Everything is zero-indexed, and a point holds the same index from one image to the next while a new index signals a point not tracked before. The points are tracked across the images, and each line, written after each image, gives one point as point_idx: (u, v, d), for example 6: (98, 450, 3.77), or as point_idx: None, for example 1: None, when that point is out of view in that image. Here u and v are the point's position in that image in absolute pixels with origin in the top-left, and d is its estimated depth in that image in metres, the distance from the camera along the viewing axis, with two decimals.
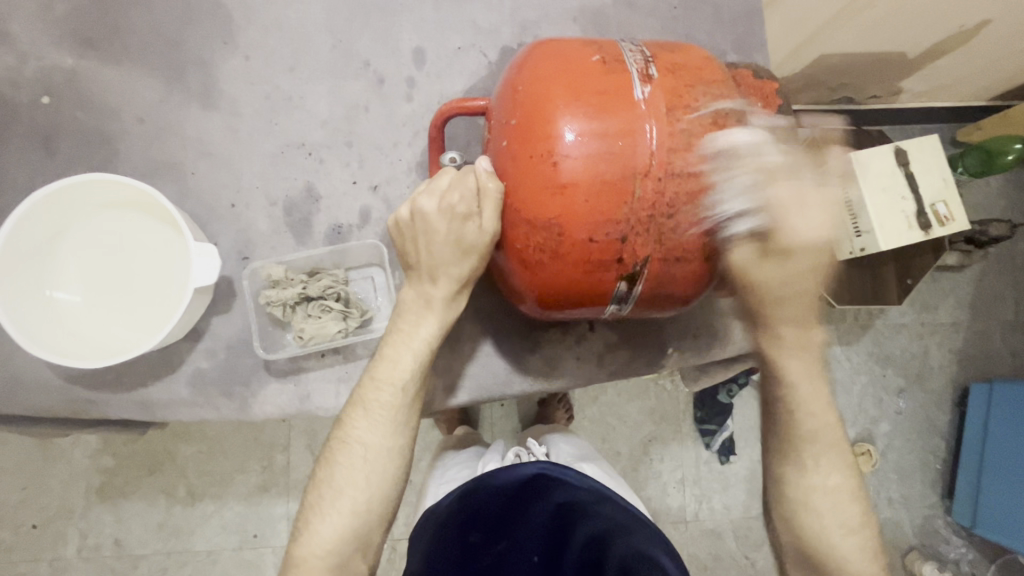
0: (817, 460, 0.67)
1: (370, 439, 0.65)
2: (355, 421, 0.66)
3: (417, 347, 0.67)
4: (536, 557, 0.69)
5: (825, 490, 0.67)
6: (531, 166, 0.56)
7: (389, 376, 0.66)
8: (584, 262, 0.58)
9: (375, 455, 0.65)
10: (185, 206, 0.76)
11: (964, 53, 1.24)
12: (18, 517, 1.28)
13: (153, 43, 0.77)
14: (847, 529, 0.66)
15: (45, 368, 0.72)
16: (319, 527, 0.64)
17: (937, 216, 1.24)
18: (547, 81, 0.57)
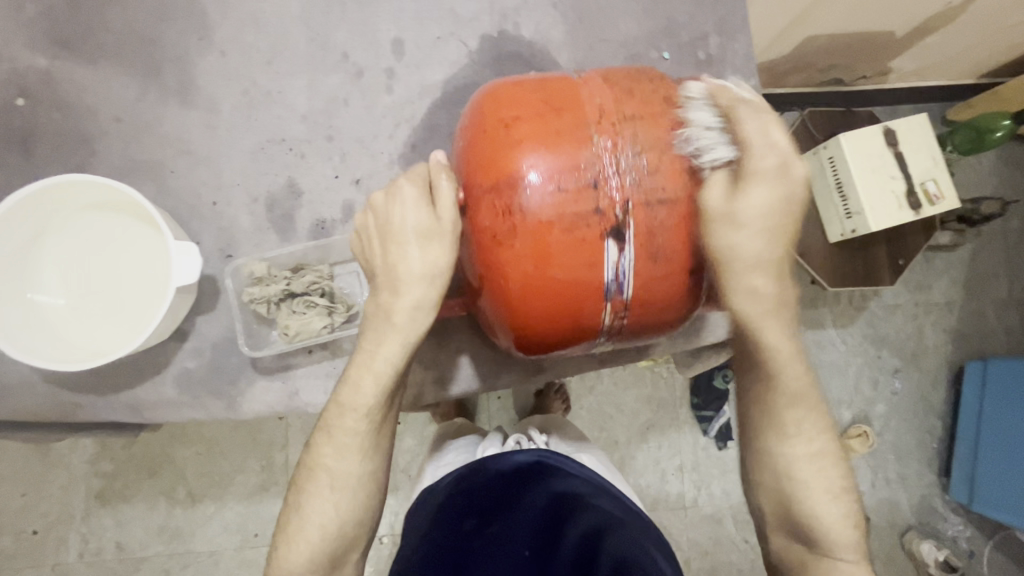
0: (804, 424, 0.67)
1: (336, 467, 0.64)
2: (321, 448, 0.65)
3: (381, 372, 0.64)
4: (528, 551, 0.67)
5: (806, 451, 0.67)
6: (498, 209, 0.57)
7: (353, 405, 0.64)
8: (563, 307, 0.59)
9: (341, 483, 0.65)
10: (166, 205, 0.75)
11: (951, 29, 1.24)
12: (18, 523, 1.28)
13: (127, 41, 0.76)
14: (831, 494, 0.66)
15: (32, 372, 0.72)
16: (292, 554, 0.63)
17: (927, 194, 1.24)
18: (505, 122, 0.58)
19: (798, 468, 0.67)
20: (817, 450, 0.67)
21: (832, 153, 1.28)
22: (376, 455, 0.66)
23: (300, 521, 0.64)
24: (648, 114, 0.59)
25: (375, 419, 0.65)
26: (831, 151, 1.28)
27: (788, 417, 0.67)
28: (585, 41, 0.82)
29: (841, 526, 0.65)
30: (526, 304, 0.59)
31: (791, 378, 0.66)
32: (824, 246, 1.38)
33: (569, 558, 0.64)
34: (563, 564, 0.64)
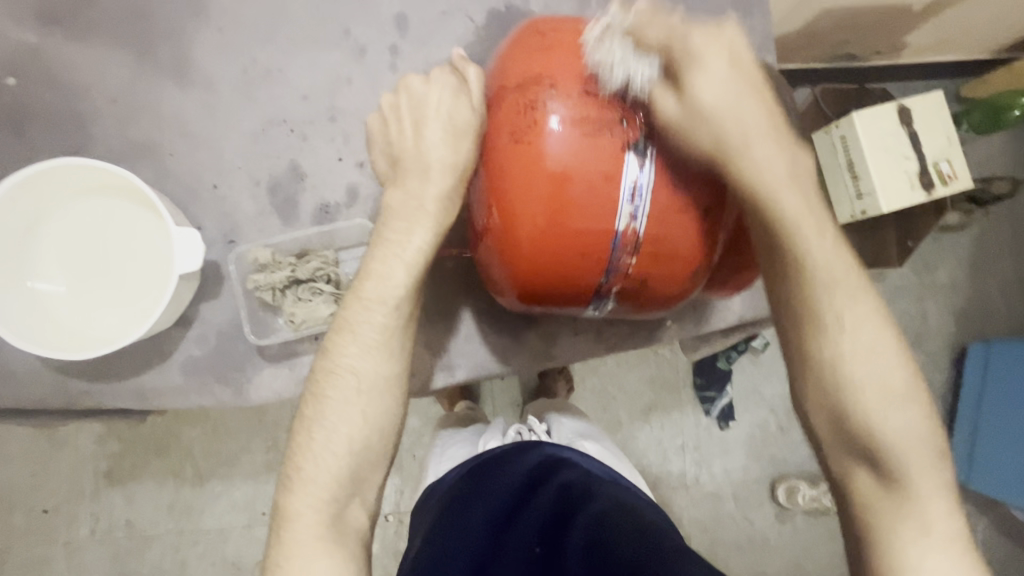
0: (853, 328, 0.55)
1: (359, 369, 0.61)
2: (342, 347, 0.61)
3: (410, 264, 0.62)
4: (537, 549, 0.66)
5: (859, 356, 0.55)
6: (517, 153, 0.56)
7: (379, 295, 0.61)
8: (567, 258, 0.58)
9: (365, 387, 0.61)
10: (165, 189, 0.73)
11: (973, 3, 1.19)
12: (29, 501, 1.30)
13: (120, 16, 0.73)
14: (898, 406, 0.54)
15: (35, 359, 0.71)
16: (313, 471, 0.58)
17: (940, 174, 1.21)
18: (542, 62, 0.57)
19: (867, 376, 0.54)
20: (877, 353, 0.55)
21: (845, 131, 1.25)
22: (401, 359, 0.63)
23: (316, 439, 0.59)
24: (681, 60, 0.58)
25: (405, 315, 0.63)
26: (843, 129, 1.25)
27: (837, 305, 0.55)
28: (596, 15, 0.79)
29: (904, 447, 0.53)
30: (530, 251, 0.58)
31: (823, 264, 0.56)
32: (833, 228, 1.36)
33: (578, 547, 0.64)
34: (573, 549, 0.64)
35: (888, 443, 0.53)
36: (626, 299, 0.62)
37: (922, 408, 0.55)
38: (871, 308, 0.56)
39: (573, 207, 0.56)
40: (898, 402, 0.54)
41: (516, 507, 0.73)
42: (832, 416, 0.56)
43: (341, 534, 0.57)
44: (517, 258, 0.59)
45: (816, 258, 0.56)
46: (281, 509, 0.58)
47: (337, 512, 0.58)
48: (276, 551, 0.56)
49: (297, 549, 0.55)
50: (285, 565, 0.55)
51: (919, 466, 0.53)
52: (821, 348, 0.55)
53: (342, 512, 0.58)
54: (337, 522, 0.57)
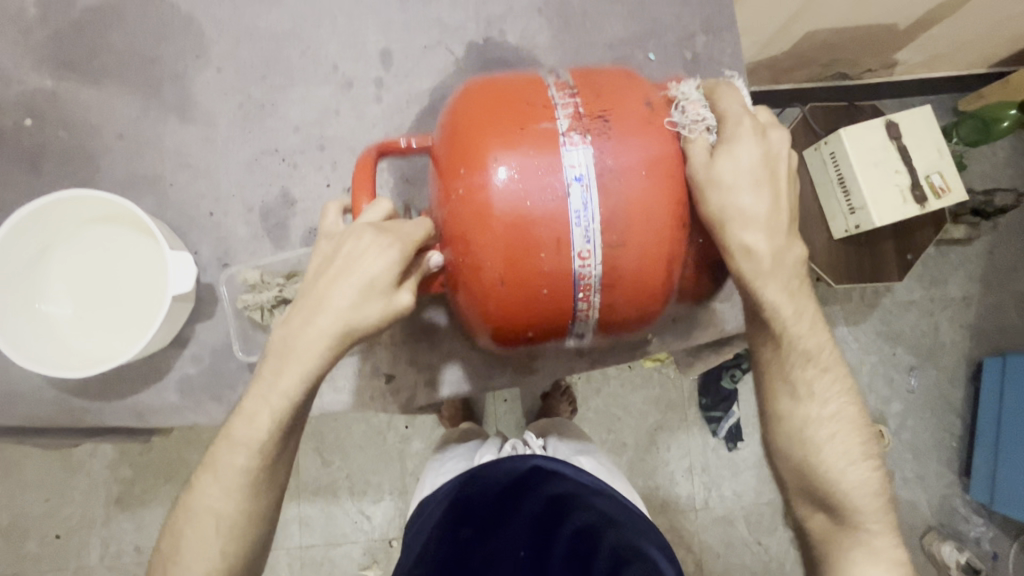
0: (817, 386, 0.66)
1: (217, 504, 0.60)
2: (205, 484, 0.61)
3: (274, 407, 0.60)
4: (523, 552, 0.70)
5: (823, 422, 0.66)
6: (471, 212, 0.59)
7: (240, 438, 0.60)
8: (541, 298, 0.61)
9: (219, 520, 0.60)
10: (166, 217, 0.78)
11: (955, 20, 1.21)
12: (42, 527, 1.33)
13: (128, 61, 0.80)
14: (856, 459, 0.66)
15: (42, 380, 0.75)
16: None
17: (932, 187, 1.21)
18: (479, 124, 0.60)
19: (830, 434, 0.66)
20: (843, 415, 0.66)
21: (833, 147, 1.26)
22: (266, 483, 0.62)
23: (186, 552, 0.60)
24: (606, 97, 0.61)
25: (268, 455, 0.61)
26: (832, 146, 1.27)
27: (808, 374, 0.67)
28: (571, 45, 0.83)
29: (863, 490, 0.65)
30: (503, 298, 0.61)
31: (806, 343, 0.66)
32: (828, 242, 1.36)
33: (561, 558, 0.69)
34: (557, 557, 0.69)
35: (849, 492, 0.64)
36: (601, 328, 0.66)
37: (877, 461, 0.66)
38: (837, 378, 0.67)
39: (532, 250, 0.58)
40: (857, 452, 0.66)
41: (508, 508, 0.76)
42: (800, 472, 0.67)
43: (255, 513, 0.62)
44: (493, 304, 0.61)
45: (799, 339, 0.66)
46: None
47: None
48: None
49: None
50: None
51: (868, 508, 0.64)
52: (791, 409, 0.67)
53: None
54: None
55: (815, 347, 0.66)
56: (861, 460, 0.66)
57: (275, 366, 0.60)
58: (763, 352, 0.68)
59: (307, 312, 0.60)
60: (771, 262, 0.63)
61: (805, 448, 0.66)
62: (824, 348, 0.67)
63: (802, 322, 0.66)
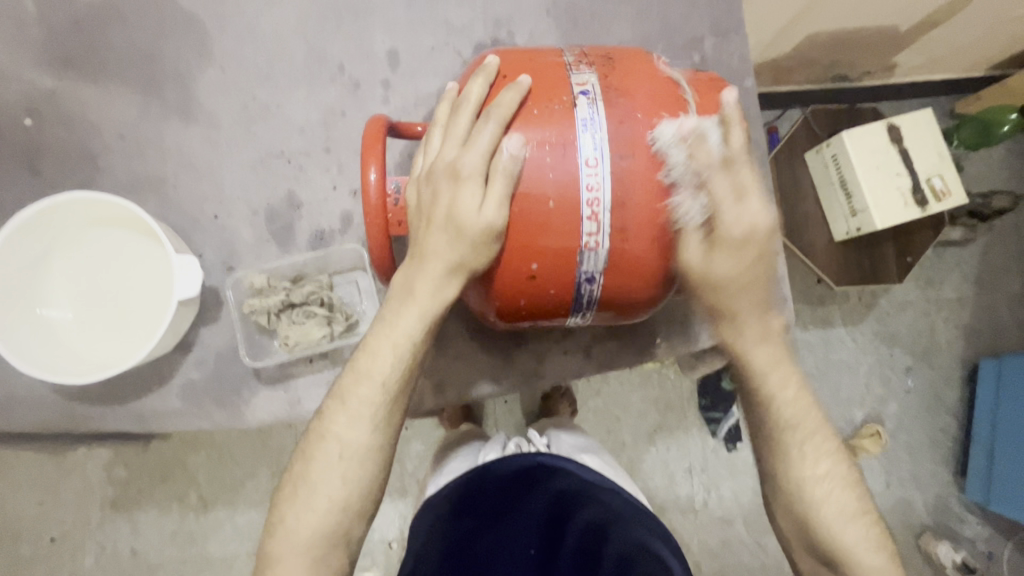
0: (816, 452, 0.65)
1: (345, 437, 0.60)
2: (333, 417, 0.60)
3: (399, 342, 0.60)
4: (532, 550, 0.71)
5: (822, 485, 0.64)
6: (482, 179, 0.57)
7: (371, 371, 0.60)
8: (542, 272, 0.58)
9: (348, 461, 0.60)
10: (168, 219, 0.77)
11: (956, 23, 1.22)
12: (36, 531, 1.31)
13: (130, 60, 0.78)
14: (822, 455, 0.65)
15: (41, 385, 0.74)
16: (294, 528, 0.59)
17: (933, 190, 1.22)
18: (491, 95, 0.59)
19: (828, 497, 0.64)
20: (836, 479, 0.64)
21: (835, 150, 1.27)
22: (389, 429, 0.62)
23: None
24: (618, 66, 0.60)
25: (395, 392, 0.61)
26: (834, 148, 1.27)
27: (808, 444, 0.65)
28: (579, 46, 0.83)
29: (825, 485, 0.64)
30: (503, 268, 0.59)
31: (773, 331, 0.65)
32: (829, 244, 1.36)
33: (572, 550, 0.68)
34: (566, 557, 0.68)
35: (850, 555, 0.62)
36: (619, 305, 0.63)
37: (874, 521, 0.64)
38: (832, 451, 0.65)
39: (541, 223, 0.56)
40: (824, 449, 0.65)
41: (515, 504, 0.77)
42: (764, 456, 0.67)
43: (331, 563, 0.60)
44: (495, 279, 0.60)
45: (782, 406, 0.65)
46: (265, 553, 0.60)
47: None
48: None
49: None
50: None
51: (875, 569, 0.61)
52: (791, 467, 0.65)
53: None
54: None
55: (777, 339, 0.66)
56: (857, 519, 0.63)
57: (396, 303, 0.61)
58: (761, 427, 0.67)
59: (417, 267, 0.60)
60: (760, 333, 0.64)
61: (807, 514, 0.64)
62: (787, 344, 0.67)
63: (790, 383, 0.65)
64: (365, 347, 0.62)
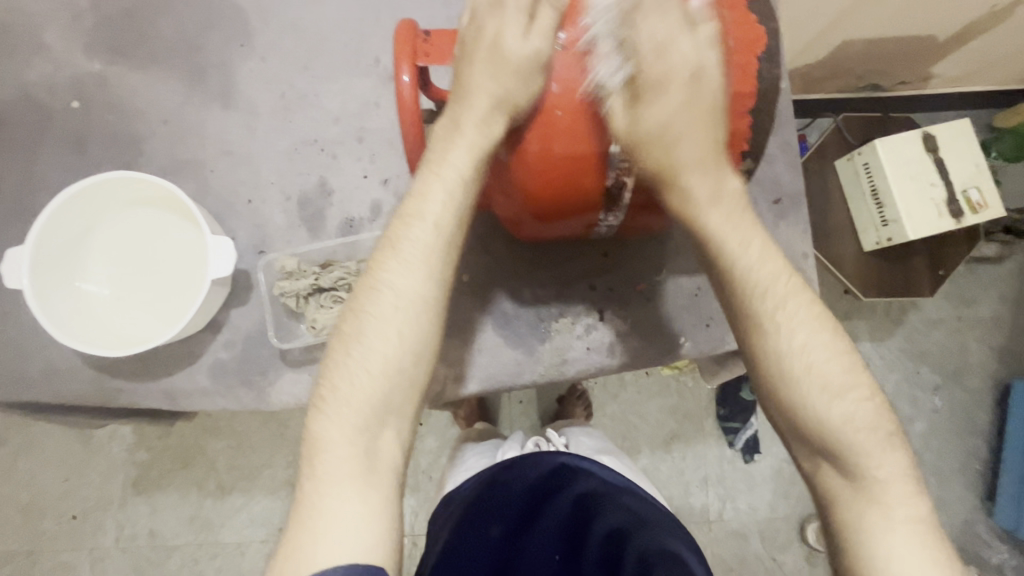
0: (794, 318, 0.57)
1: (399, 284, 0.59)
2: (385, 262, 0.60)
3: (451, 183, 0.59)
4: (557, 556, 0.70)
5: (807, 352, 0.57)
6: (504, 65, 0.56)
7: (422, 212, 0.60)
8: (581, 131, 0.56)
9: (398, 308, 0.59)
10: (205, 202, 0.79)
11: (998, 34, 1.19)
12: (59, 507, 1.34)
13: (175, 47, 0.81)
14: (840, 392, 0.56)
15: (77, 359, 0.76)
16: (344, 389, 0.58)
17: (969, 202, 1.19)
18: None
19: (813, 365, 0.56)
20: (815, 344, 0.57)
21: (868, 158, 1.24)
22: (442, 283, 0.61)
23: (319, 489, 0.54)
24: None
25: (449, 236, 0.60)
26: (866, 156, 1.24)
27: (778, 311, 0.58)
28: None
29: (854, 426, 0.55)
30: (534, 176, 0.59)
31: (761, 271, 0.58)
32: (859, 254, 1.34)
33: (594, 561, 0.67)
34: (589, 563, 0.67)
35: (841, 433, 0.55)
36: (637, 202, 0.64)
37: (869, 391, 0.57)
38: (806, 302, 0.59)
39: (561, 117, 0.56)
40: (840, 385, 0.56)
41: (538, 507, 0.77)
42: (795, 425, 0.58)
43: (373, 480, 0.55)
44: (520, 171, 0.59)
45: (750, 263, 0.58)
46: (310, 432, 0.58)
47: (365, 452, 0.56)
48: (303, 506, 0.54)
49: (311, 521, 0.52)
50: (306, 513, 0.53)
51: (867, 446, 0.55)
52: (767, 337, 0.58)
53: (370, 464, 0.56)
54: (370, 469, 0.55)
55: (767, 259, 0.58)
56: (848, 391, 0.56)
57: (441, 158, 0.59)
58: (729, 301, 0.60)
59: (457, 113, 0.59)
60: (710, 193, 0.58)
61: (791, 398, 0.57)
62: (781, 277, 0.59)
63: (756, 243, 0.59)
64: (413, 194, 0.62)
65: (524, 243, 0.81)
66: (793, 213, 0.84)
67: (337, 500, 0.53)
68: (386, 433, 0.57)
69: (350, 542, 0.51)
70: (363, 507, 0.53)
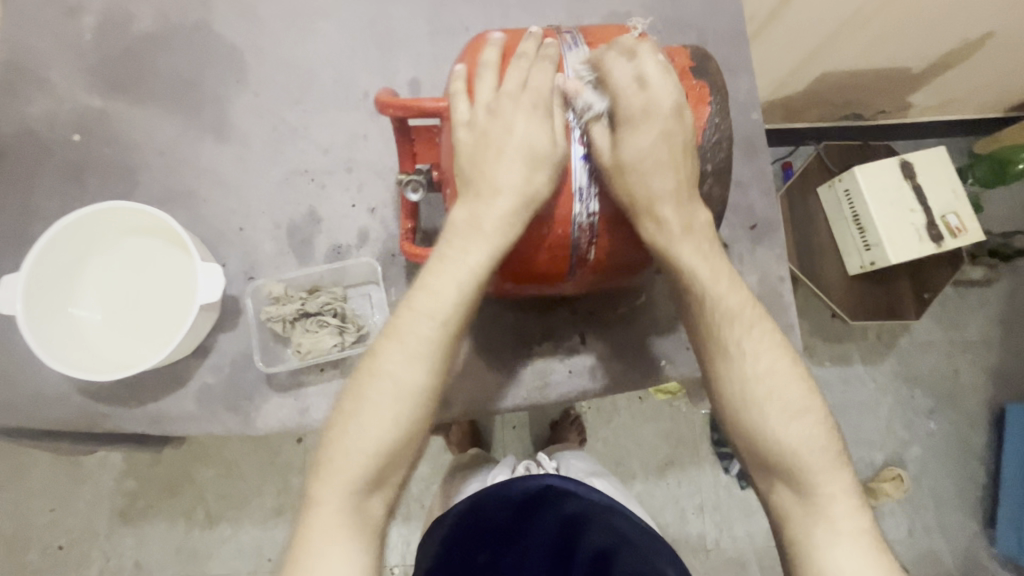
0: (784, 398, 0.59)
1: (401, 373, 0.58)
2: (387, 349, 0.59)
3: (462, 280, 0.60)
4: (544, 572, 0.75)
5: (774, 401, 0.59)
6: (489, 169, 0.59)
7: (425, 281, 0.60)
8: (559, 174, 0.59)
9: (430, 314, 0.59)
10: (197, 231, 0.81)
11: (969, 65, 1.24)
12: (45, 538, 1.32)
13: (172, 83, 0.84)
14: (831, 476, 0.58)
15: (65, 386, 0.77)
16: (347, 438, 0.58)
17: (948, 227, 1.21)
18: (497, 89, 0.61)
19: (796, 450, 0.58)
20: (779, 371, 0.60)
21: (848, 185, 1.27)
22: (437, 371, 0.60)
23: None
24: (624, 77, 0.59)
25: (452, 326, 0.60)
26: (846, 183, 1.27)
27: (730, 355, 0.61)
28: None
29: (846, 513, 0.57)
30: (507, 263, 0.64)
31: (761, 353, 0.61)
32: (843, 278, 1.36)
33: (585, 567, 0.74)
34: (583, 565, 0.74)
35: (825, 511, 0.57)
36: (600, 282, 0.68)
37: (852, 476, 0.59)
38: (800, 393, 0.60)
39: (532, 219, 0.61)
40: (833, 469, 0.58)
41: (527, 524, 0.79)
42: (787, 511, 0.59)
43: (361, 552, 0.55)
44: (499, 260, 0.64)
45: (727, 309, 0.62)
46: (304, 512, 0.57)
47: (357, 515, 0.57)
48: None
49: None
50: None
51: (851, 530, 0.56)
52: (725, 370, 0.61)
53: (362, 524, 0.57)
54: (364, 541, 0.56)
55: (767, 366, 0.60)
56: (835, 477, 0.58)
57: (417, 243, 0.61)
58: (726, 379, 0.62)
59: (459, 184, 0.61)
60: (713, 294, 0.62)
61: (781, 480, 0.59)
62: (776, 366, 0.61)
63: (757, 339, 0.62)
64: (427, 272, 0.61)
65: None
66: (771, 237, 0.86)
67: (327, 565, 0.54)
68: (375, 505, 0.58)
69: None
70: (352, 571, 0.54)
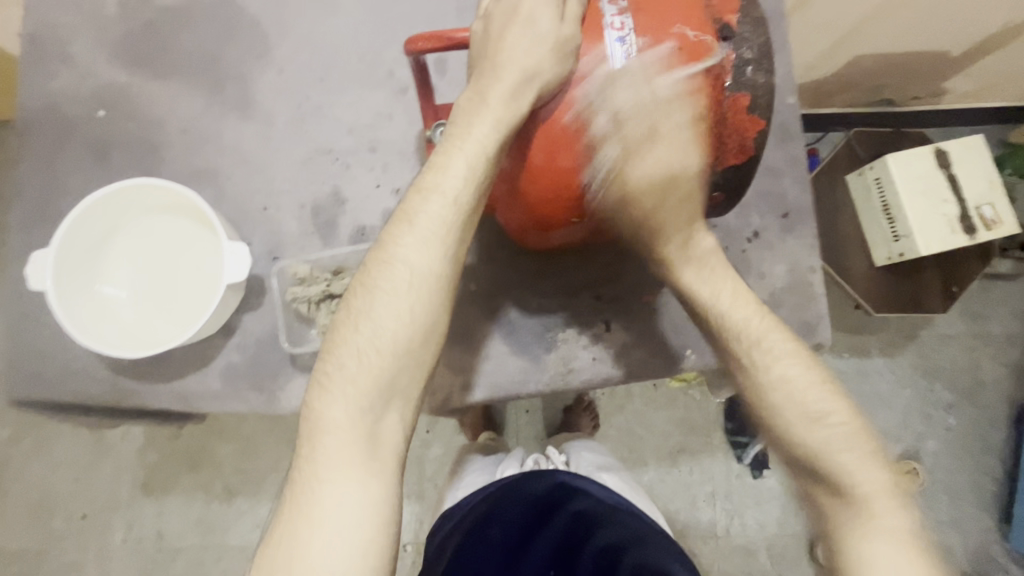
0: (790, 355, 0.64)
1: (413, 259, 0.57)
2: (398, 236, 0.58)
3: (477, 159, 0.57)
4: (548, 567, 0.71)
5: (805, 385, 0.62)
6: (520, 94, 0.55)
7: (439, 185, 0.58)
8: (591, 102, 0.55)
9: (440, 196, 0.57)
10: (221, 209, 0.81)
11: (1011, 51, 1.19)
12: (69, 506, 1.36)
13: (197, 58, 0.83)
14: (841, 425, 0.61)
15: (93, 361, 0.78)
16: (364, 341, 0.56)
17: (982, 219, 1.18)
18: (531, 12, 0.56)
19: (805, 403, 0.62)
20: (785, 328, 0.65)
21: (878, 174, 1.23)
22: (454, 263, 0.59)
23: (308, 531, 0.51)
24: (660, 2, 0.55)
25: (465, 211, 0.58)
26: (877, 171, 1.24)
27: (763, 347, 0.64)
28: None
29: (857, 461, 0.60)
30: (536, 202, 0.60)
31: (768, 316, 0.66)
32: (869, 270, 1.33)
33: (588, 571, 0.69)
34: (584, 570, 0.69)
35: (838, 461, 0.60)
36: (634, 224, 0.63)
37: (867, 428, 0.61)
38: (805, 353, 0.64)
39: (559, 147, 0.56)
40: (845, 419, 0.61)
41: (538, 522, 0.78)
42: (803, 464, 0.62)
43: (374, 472, 0.54)
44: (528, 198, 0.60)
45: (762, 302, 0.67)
46: (312, 411, 0.56)
47: (371, 437, 0.55)
48: (295, 505, 0.53)
49: (308, 529, 0.51)
50: (296, 527, 0.52)
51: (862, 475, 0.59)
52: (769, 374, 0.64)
53: (376, 448, 0.55)
54: (372, 457, 0.54)
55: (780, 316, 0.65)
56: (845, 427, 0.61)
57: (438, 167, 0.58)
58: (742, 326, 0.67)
59: (483, 79, 0.57)
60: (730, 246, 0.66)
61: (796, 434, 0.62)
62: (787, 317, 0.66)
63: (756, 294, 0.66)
64: (430, 166, 0.59)
65: (530, 255, 0.81)
66: (802, 226, 0.84)
67: (339, 494, 0.53)
68: (390, 416, 0.56)
69: (349, 544, 0.51)
70: (366, 501, 0.53)
